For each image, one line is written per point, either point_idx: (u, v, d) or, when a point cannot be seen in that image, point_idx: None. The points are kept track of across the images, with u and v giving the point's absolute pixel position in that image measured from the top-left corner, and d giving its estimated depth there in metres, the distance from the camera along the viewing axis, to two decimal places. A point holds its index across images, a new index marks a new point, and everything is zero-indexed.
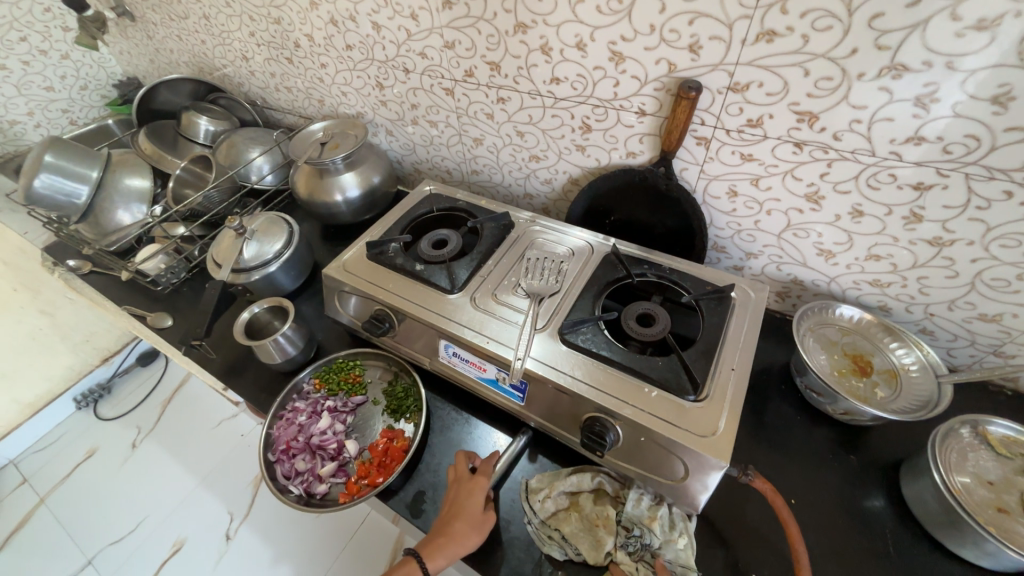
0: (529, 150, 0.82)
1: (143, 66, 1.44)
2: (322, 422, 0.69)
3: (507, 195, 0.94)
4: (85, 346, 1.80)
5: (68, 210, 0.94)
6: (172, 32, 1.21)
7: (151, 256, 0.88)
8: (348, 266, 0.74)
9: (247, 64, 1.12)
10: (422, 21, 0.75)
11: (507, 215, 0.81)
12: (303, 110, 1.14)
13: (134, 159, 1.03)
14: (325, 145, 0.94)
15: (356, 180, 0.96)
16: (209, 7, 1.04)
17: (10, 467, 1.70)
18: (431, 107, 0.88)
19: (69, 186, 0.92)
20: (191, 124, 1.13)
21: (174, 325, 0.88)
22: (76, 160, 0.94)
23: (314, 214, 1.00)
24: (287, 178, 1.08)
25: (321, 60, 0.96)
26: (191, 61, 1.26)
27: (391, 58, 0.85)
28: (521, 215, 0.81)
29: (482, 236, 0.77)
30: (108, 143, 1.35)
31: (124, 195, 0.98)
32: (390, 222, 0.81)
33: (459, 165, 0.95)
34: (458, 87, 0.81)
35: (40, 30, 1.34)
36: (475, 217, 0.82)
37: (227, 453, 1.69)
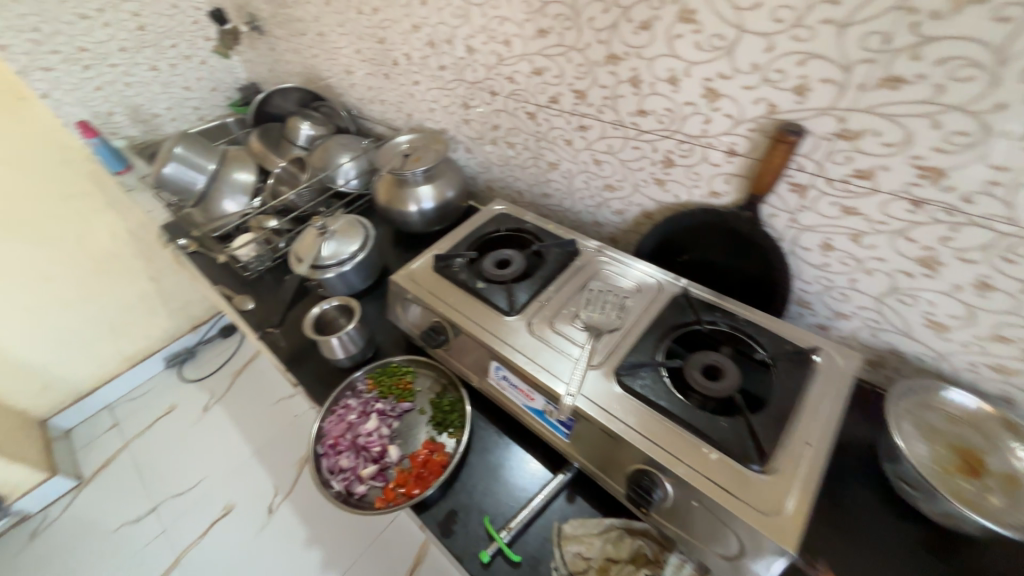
0: (605, 179, 0.81)
1: (263, 74, 1.62)
2: (370, 424, 0.71)
3: (575, 221, 0.93)
4: (180, 312, 2.03)
5: (185, 196, 1.08)
6: (291, 46, 1.35)
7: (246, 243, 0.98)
8: (416, 276, 0.77)
9: (350, 77, 1.22)
10: (515, 47, 0.77)
11: (574, 242, 0.79)
12: (392, 122, 1.21)
13: (245, 155, 1.15)
14: (407, 157, 1.00)
15: (431, 193, 1.00)
16: (325, 25, 1.15)
17: (106, 411, 1.94)
18: (512, 129, 0.90)
19: (190, 175, 1.07)
20: (294, 128, 1.24)
21: (255, 308, 0.96)
22: (197, 152, 1.08)
23: (389, 220, 1.06)
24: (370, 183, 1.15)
25: (415, 78, 1.02)
26: (302, 72, 1.40)
27: (480, 80, 0.88)
28: (588, 242, 0.80)
29: (546, 261, 0.76)
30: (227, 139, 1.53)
31: (232, 187, 1.10)
32: (458, 237, 0.83)
33: (531, 187, 0.96)
34: (541, 112, 0.82)
35: (187, 39, 1.57)
36: (540, 239, 0.81)
37: (280, 430, 1.80)
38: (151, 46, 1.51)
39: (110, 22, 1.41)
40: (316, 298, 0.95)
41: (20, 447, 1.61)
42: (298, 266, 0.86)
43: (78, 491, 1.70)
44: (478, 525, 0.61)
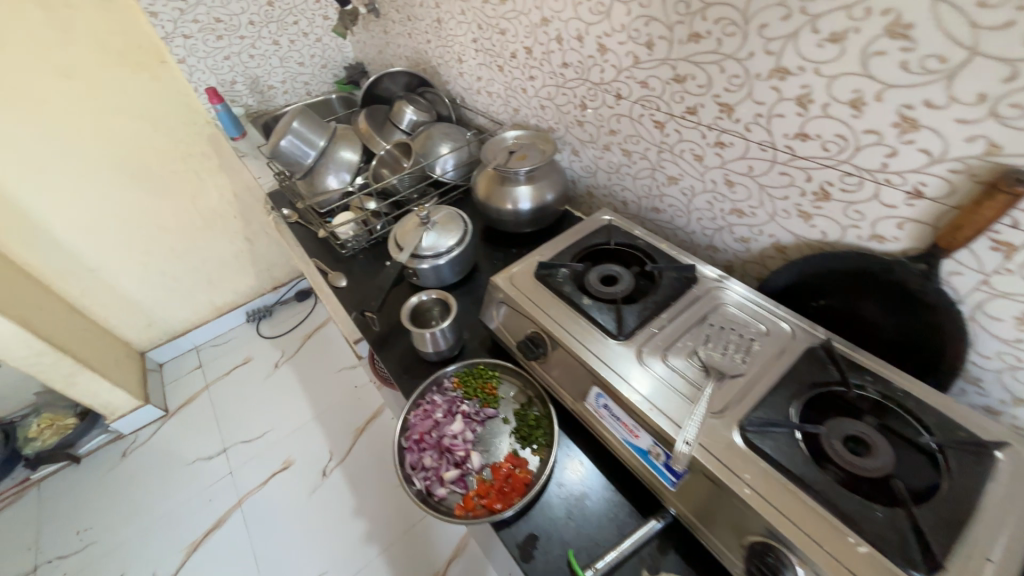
0: (734, 203, 0.74)
1: (371, 55, 1.66)
2: (455, 425, 0.70)
3: (686, 242, 0.87)
4: (265, 272, 2.17)
5: (295, 170, 1.13)
6: (404, 30, 1.36)
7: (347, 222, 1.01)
8: (516, 280, 0.74)
9: (460, 66, 1.21)
10: (657, 51, 0.71)
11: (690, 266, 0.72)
12: (496, 115, 1.19)
13: (352, 135, 1.18)
14: (512, 154, 0.97)
15: (530, 194, 0.97)
16: (444, 12, 1.14)
17: (193, 352, 2.12)
18: (632, 136, 0.84)
19: (302, 150, 1.10)
20: (400, 111, 1.25)
21: (348, 287, 0.98)
22: (310, 129, 1.11)
23: (484, 216, 1.04)
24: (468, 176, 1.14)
25: (531, 73, 0.98)
26: (411, 56, 1.41)
27: (606, 82, 0.82)
28: (706, 268, 0.72)
29: (659, 284, 0.70)
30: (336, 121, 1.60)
31: (337, 164, 1.13)
32: (562, 245, 0.79)
33: (641, 200, 0.90)
34: (672, 122, 0.75)
35: (308, 17, 1.65)
36: (654, 259, 0.74)
37: (341, 398, 1.88)
38: (276, 21, 1.60)
39: None
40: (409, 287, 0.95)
41: (122, 374, 1.80)
42: (396, 252, 0.87)
43: (164, 421, 1.88)
44: (559, 557, 0.58)
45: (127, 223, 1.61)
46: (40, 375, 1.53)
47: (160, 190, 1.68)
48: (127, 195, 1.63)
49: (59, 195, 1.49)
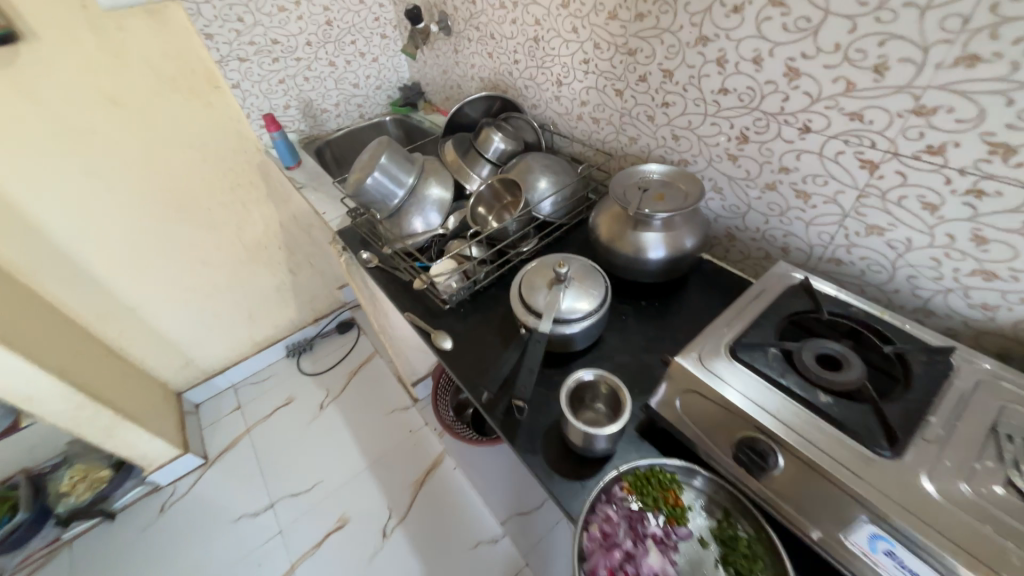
0: (982, 263, 0.59)
1: (432, 76, 1.54)
2: (650, 558, 0.54)
3: (880, 301, 0.72)
4: (307, 304, 2.03)
5: (380, 208, 1.00)
6: (483, 49, 1.23)
7: (448, 274, 0.87)
8: (709, 361, 0.59)
9: (557, 89, 1.07)
10: (891, 77, 0.56)
11: (938, 347, 0.56)
12: (600, 143, 1.05)
13: (440, 168, 1.05)
14: (646, 192, 0.84)
15: (664, 241, 0.82)
16: (544, 29, 1.01)
17: (231, 391, 1.98)
18: (817, 177, 0.70)
19: (390, 187, 0.98)
20: (486, 139, 1.10)
21: (455, 350, 0.84)
22: (398, 162, 0.99)
23: (605, 264, 0.90)
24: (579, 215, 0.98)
25: (667, 99, 0.84)
26: (488, 78, 1.28)
27: (790, 112, 0.68)
28: (960, 350, 0.56)
29: (908, 372, 0.54)
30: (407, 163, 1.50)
31: (426, 202, 1.00)
32: (750, 314, 0.64)
33: (814, 248, 0.76)
34: (893, 163, 0.61)
35: (365, 36, 1.53)
36: (884, 336, 0.58)
37: (395, 444, 1.72)
38: (333, 41, 1.48)
39: (303, 15, 1.39)
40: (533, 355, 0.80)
41: (161, 421, 1.66)
42: (526, 316, 0.74)
43: (203, 470, 1.73)
44: None
45: (170, 258, 1.46)
46: (78, 430, 1.39)
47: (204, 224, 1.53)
48: (172, 230, 1.50)
49: (102, 232, 1.37)
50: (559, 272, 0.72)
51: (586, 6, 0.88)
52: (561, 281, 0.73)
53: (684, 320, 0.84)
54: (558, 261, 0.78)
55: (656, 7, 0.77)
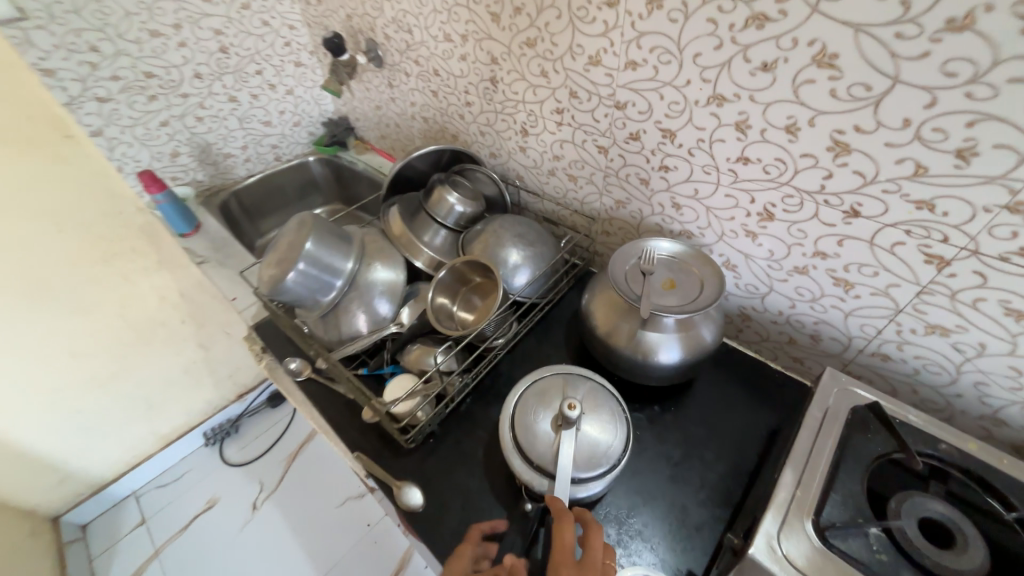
0: None
1: (363, 112, 1.30)
2: None
3: (935, 403, 0.61)
4: (227, 380, 1.68)
5: (311, 306, 0.76)
6: (425, 87, 1.02)
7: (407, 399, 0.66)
8: (798, 561, 0.43)
9: (523, 139, 0.89)
10: (979, 165, 0.44)
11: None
12: (579, 203, 0.88)
13: (385, 246, 0.83)
14: (652, 278, 0.68)
15: (680, 340, 0.66)
16: (503, 70, 0.82)
17: (132, 500, 1.58)
18: (864, 266, 0.58)
19: (322, 280, 0.74)
20: (440, 200, 0.89)
21: (430, 508, 0.62)
22: (330, 245, 0.75)
23: (606, 362, 0.73)
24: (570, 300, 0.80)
25: (666, 162, 0.69)
26: (433, 119, 1.07)
27: (833, 191, 0.55)
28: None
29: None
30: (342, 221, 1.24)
31: (371, 293, 0.77)
32: (823, 463, 0.50)
33: (855, 340, 0.64)
34: (971, 261, 0.49)
35: (275, 64, 1.26)
36: (1005, 497, 0.46)
37: (352, 545, 1.45)
38: (232, 72, 1.19)
39: (186, 42, 1.09)
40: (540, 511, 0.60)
41: (27, 569, 1.25)
42: (528, 476, 0.55)
43: None
44: None
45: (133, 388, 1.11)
46: None
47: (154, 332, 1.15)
48: None
49: None
50: (567, 414, 0.55)
51: (558, 47, 0.71)
52: (570, 424, 0.55)
53: (707, 428, 0.69)
54: (558, 387, 0.62)
55: (653, 56, 0.61)
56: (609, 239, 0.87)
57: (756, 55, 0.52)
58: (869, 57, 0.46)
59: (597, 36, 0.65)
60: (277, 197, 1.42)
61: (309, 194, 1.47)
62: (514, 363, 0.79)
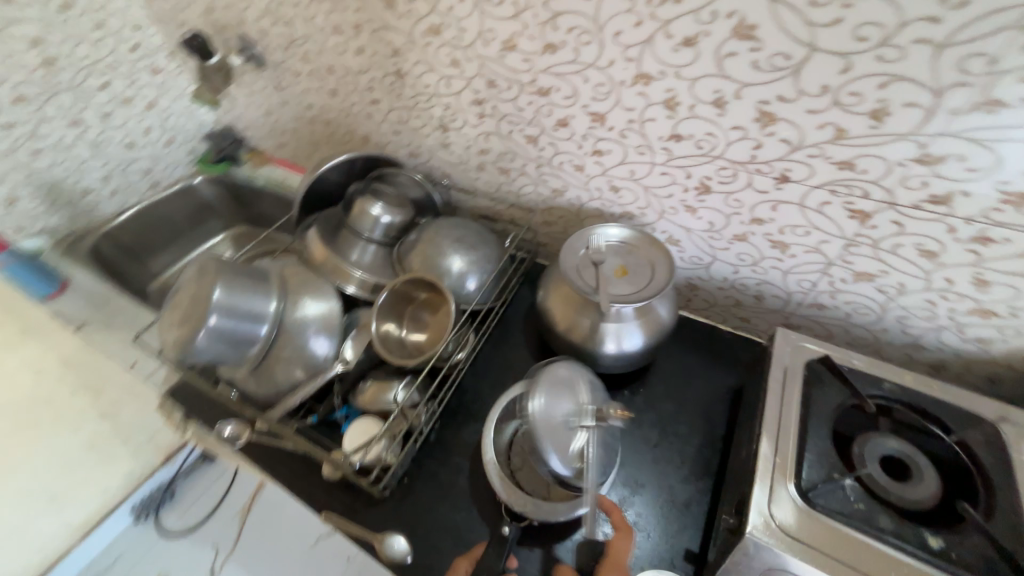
0: (980, 303, 0.55)
1: (251, 119, 1.13)
2: None
3: (866, 341, 0.67)
4: None
5: (234, 362, 0.65)
6: (321, 86, 0.90)
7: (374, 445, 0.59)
8: (793, 529, 0.45)
9: (443, 135, 0.82)
10: (892, 124, 0.47)
11: (984, 419, 0.52)
12: (514, 196, 0.84)
13: (310, 276, 0.73)
14: (603, 267, 0.67)
15: (641, 325, 0.65)
16: (410, 61, 0.74)
17: None
18: (797, 227, 0.60)
19: (243, 331, 0.64)
20: (363, 214, 0.80)
21: (420, 557, 0.58)
22: (243, 287, 0.64)
23: (573, 359, 0.71)
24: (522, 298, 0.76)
25: (600, 146, 0.67)
26: (338, 121, 0.95)
27: (763, 160, 0.56)
28: (1007, 415, 0.52)
29: (980, 463, 0.48)
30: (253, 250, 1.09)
31: (306, 334, 0.67)
32: (793, 425, 0.52)
33: (794, 296, 0.68)
34: (889, 213, 0.53)
35: (125, 73, 1.04)
36: (942, 422, 0.52)
37: None
38: (69, 89, 0.97)
39: None
40: (534, 529, 0.59)
41: None
42: (507, 495, 0.58)
43: None
44: None
45: (89, 477, 0.98)
46: None
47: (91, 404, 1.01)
48: None
49: None
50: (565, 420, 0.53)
51: (467, 33, 0.65)
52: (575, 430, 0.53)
53: (676, 403, 0.71)
54: (569, 393, 0.55)
55: (573, 36, 0.57)
56: (551, 229, 0.85)
57: (677, 30, 0.51)
58: (786, 27, 0.45)
59: (509, 18, 0.60)
60: (161, 228, 1.18)
61: (204, 219, 1.25)
62: (478, 377, 0.75)
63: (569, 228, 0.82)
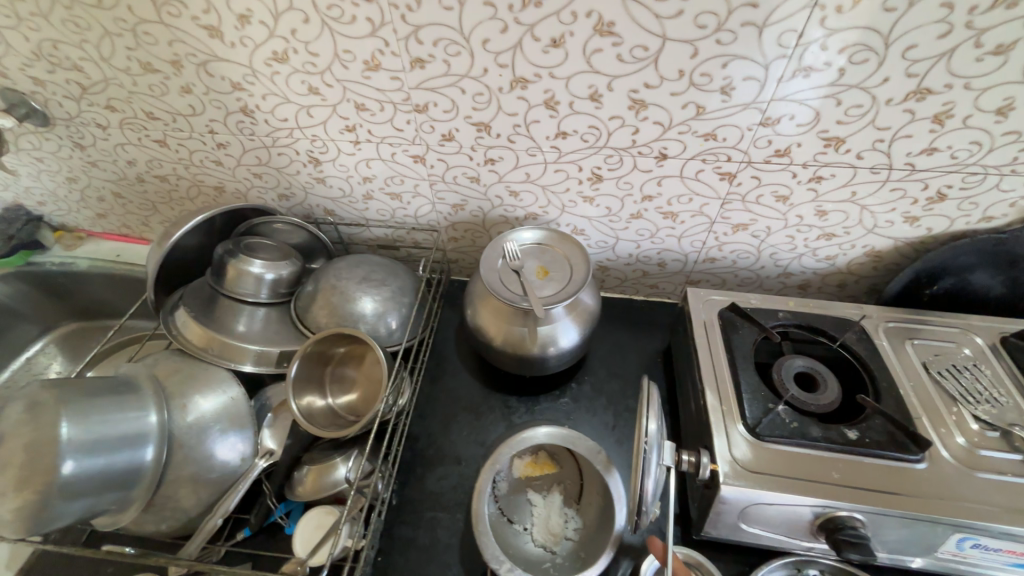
0: (825, 229, 0.67)
1: (48, 191, 0.89)
2: None
3: (751, 279, 0.78)
4: None
5: (117, 506, 0.51)
6: (142, 137, 0.74)
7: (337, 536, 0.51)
8: (752, 464, 0.50)
9: (317, 170, 0.74)
10: (738, 96, 0.54)
11: (850, 320, 0.64)
12: (413, 219, 0.79)
13: (193, 368, 0.60)
14: (525, 272, 0.66)
15: (574, 319, 0.66)
16: (258, 94, 0.64)
17: None
18: (681, 196, 0.66)
19: (120, 464, 0.50)
20: (240, 276, 0.67)
21: None
22: (102, 411, 0.50)
23: (519, 370, 0.69)
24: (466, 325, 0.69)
25: (492, 155, 0.66)
26: (177, 175, 0.80)
27: (642, 144, 0.60)
28: (862, 312, 0.65)
29: (860, 357, 0.60)
30: (97, 350, 0.86)
31: (211, 439, 0.56)
32: (726, 371, 0.58)
33: (690, 256, 0.76)
34: (748, 170, 0.61)
35: None
36: (826, 332, 0.63)
37: None
38: None
39: None
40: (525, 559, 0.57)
41: None
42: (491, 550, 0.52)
43: None
44: None
45: None
46: None
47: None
48: None
49: None
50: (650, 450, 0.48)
51: (321, 57, 0.58)
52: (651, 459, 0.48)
53: (619, 380, 0.75)
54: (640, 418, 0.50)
55: (440, 49, 0.55)
56: (459, 244, 0.82)
57: (544, 33, 0.51)
58: (639, 21, 0.49)
59: (365, 36, 0.55)
60: None
61: (9, 326, 0.96)
62: (426, 418, 0.70)
63: (477, 239, 0.81)
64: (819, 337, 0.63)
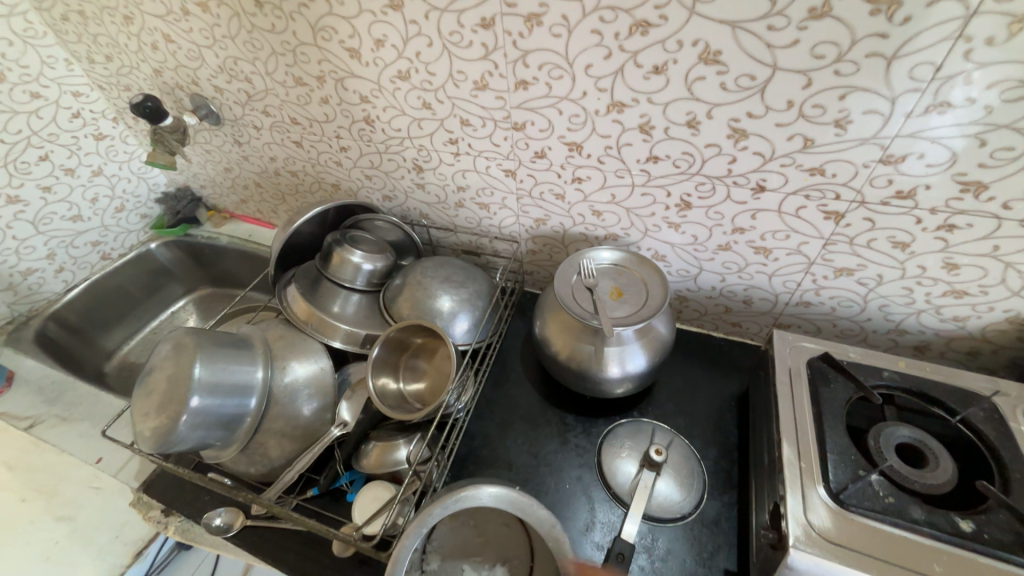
0: (954, 285, 0.59)
1: (209, 177, 1.08)
2: None
3: (852, 331, 0.70)
4: None
5: (222, 442, 0.60)
6: (284, 138, 0.88)
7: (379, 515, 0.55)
8: (832, 534, 0.45)
9: (419, 177, 0.81)
10: (854, 130, 0.50)
11: (977, 393, 0.55)
12: (497, 229, 0.84)
13: (296, 337, 0.69)
14: (599, 291, 0.66)
15: (643, 345, 0.65)
16: (381, 107, 0.73)
17: None
18: (777, 231, 0.63)
19: (230, 407, 0.59)
20: (343, 263, 0.75)
21: None
22: (223, 359, 0.60)
23: (579, 388, 0.69)
24: (537, 334, 0.70)
25: (580, 174, 0.68)
26: (305, 172, 0.93)
27: (738, 174, 0.59)
28: (997, 387, 0.56)
29: (986, 439, 0.51)
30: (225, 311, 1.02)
31: (300, 401, 0.64)
32: (810, 426, 0.53)
33: (781, 296, 0.71)
34: (859, 211, 0.56)
35: (66, 143, 0.95)
36: (945, 404, 0.54)
37: None
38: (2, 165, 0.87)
39: None
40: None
41: None
42: None
43: None
44: None
45: None
46: None
47: (45, 507, 0.75)
48: None
49: None
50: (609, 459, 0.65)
51: (437, 76, 0.65)
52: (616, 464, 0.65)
53: (686, 417, 0.71)
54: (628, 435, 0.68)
55: (544, 72, 0.58)
56: (537, 257, 0.85)
57: (646, 60, 0.53)
58: (748, 50, 0.48)
59: (478, 59, 0.61)
60: (120, 301, 1.11)
61: (164, 283, 1.18)
62: (484, 419, 0.72)
63: (555, 254, 0.83)
64: (935, 409, 0.55)
